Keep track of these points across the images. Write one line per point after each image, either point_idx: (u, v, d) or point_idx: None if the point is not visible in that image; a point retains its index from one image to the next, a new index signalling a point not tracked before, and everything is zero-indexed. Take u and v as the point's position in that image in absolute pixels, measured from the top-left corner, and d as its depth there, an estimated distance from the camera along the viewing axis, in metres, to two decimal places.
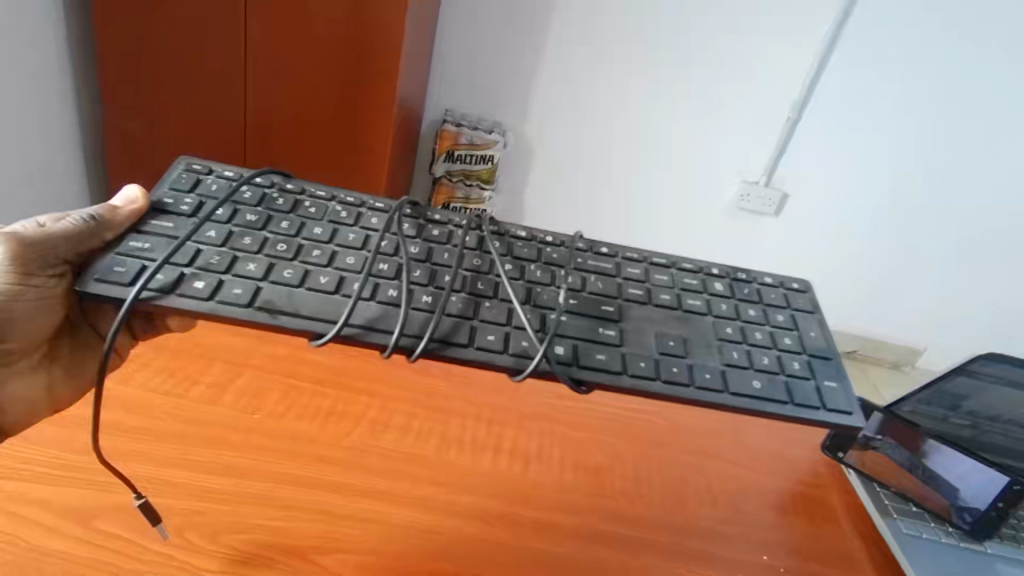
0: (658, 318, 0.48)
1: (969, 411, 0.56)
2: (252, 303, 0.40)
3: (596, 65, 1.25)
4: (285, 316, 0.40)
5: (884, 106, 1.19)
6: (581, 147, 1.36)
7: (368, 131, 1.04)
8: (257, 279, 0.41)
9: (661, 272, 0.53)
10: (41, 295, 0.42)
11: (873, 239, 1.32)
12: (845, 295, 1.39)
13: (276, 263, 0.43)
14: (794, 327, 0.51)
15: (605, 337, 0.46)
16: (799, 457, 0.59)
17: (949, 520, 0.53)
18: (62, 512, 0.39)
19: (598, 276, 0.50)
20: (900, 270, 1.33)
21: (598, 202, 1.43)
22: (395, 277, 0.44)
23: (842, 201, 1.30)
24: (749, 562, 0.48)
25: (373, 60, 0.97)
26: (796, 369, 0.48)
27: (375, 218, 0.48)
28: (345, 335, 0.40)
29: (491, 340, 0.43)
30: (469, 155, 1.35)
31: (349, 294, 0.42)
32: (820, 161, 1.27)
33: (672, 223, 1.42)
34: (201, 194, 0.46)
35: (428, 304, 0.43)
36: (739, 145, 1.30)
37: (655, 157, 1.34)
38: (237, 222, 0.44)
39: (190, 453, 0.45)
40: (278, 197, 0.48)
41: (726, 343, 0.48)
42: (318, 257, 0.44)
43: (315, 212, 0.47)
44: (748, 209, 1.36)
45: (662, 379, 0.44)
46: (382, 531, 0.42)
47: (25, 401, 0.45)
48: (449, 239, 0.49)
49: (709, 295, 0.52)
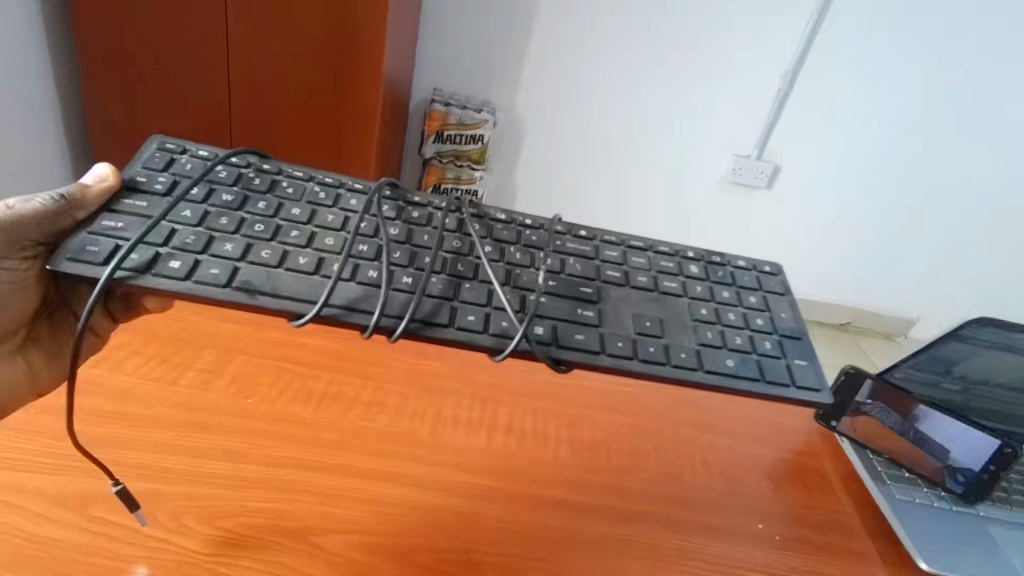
0: (635, 300, 0.48)
1: (962, 375, 0.55)
2: (229, 283, 0.40)
3: (590, 49, 1.28)
4: (264, 296, 0.40)
5: (874, 88, 1.28)
6: (574, 127, 1.39)
7: (359, 123, 1.04)
8: (234, 259, 0.41)
9: (639, 255, 0.52)
10: (16, 276, 0.42)
11: (853, 214, 1.44)
12: (824, 267, 1.52)
13: (253, 243, 0.42)
14: (765, 309, 0.51)
15: (585, 317, 0.45)
16: (794, 428, 0.59)
17: (941, 483, 0.54)
18: (57, 499, 0.39)
19: (576, 259, 0.50)
20: (873, 242, 1.48)
21: (594, 179, 1.45)
22: (375, 258, 0.44)
23: (826, 173, 1.39)
24: (746, 530, 0.48)
25: (358, 45, 0.96)
26: (767, 348, 0.48)
27: (353, 199, 0.48)
28: (328, 316, 0.40)
29: (471, 321, 0.43)
30: (459, 135, 1.35)
31: (329, 274, 0.42)
32: (807, 137, 1.35)
33: (666, 199, 1.47)
34: (177, 172, 0.45)
35: (408, 285, 0.43)
36: (732, 123, 1.35)
37: (648, 136, 1.38)
38: (213, 202, 0.44)
39: (185, 438, 0.44)
40: (257, 177, 0.47)
41: (701, 323, 0.48)
42: (296, 238, 0.43)
43: (292, 193, 0.47)
44: (742, 182, 1.42)
45: (640, 359, 0.44)
46: (381, 511, 0.43)
47: (7, 385, 0.45)
48: (428, 221, 0.49)
49: (684, 277, 0.52)
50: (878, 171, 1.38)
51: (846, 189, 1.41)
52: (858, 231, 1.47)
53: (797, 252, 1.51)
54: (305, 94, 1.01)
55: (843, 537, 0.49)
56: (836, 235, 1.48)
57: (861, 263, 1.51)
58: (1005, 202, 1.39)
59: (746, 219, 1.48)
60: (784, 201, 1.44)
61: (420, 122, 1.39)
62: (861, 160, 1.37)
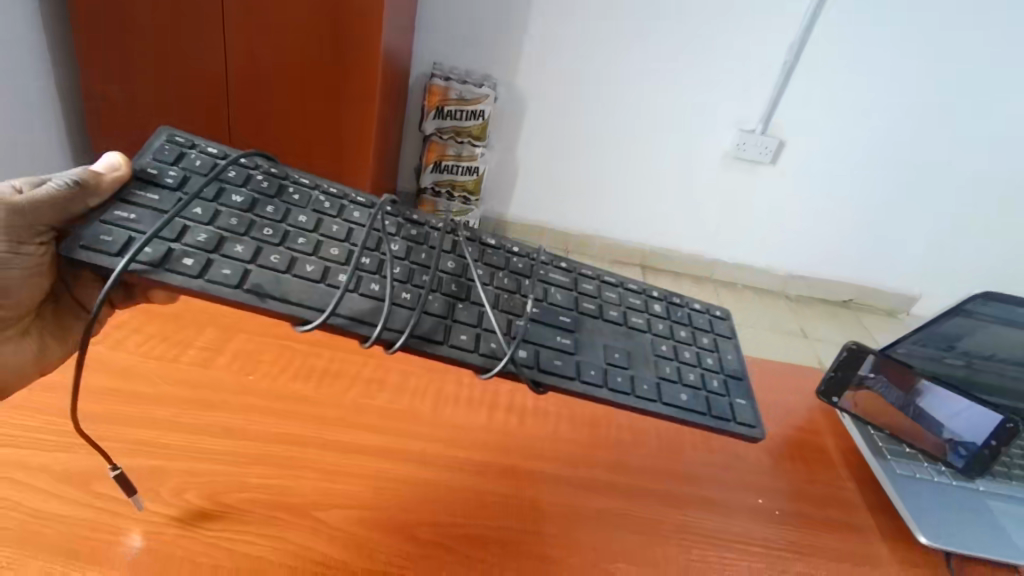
0: (607, 331, 0.48)
1: (964, 351, 0.55)
2: (241, 285, 0.38)
3: (587, 53, 1.54)
4: (275, 300, 0.39)
5: (849, 72, 1.55)
6: (579, 110, 1.63)
7: (363, 119, 1.36)
8: (246, 261, 0.39)
9: (611, 289, 0.53)
10: (31, 262, 0.41)
11: (827, 181, 1.73)
12: (799, 228, 1.83)
13: (262, 246, 0.40)
14: (715, 349, 0.52)
15: (559, 344, 0.46)
16: (794, 404, 0.60)
17: (943, 460, 0.54)
18: (62, 475, 0.39)
19: (558, 289, 0.50)
20: (826, 200, 1.76)
21: (597, 156, 1.71)
22: (377, 272, 0.43)
23: (817, 144, 1.67)
24: (745, 505, 0.48)
25: (360, 49, 1.27)
26: (714, 386, 0.49)
27: (356, 212, 0.47)
28: (336, 324, 0.39)
29: (463, 340, 0.43)
30: (459, 111, 1.56)
31: (336, 284, 0.41)
32: (807, 113, 1.62)
33: (644, 165, 1.72)
34: (190, 168, 0.42)
35: (407, 300, 0.43)
36: (733, 98, 1.60)
37: (644, 111, 1.63)
38: (224, 201, 0.42)
39: (187, 415, 0.44)
40: (267, 180, 0.45)
41: (661, 357, 0.48)
42: (303, 244, 0.42)
43: (298, 200, 0.45)
44: (746, 155, 1.68)
45: (607, 387, 0.44)
46: (383, 487, 0.43)
47: (16, 365, 0.45)
48: (426, 240, 0.48)
49: (649, 313, 0.52)
50: (872, 145, 1.66)
51: (835, 161, 1.70)
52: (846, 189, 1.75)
53: (792, 214, 1.80)
54: (298, 80, 1.32)
55: (844, 511, 0.50)
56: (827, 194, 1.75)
57: (826, 221, 1.81)
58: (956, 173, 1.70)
59: (749, 187, 1.75)
60: (786, 172, 1.72)
61: (420, 96, 1.63)
62: (841, 134, 1.65)
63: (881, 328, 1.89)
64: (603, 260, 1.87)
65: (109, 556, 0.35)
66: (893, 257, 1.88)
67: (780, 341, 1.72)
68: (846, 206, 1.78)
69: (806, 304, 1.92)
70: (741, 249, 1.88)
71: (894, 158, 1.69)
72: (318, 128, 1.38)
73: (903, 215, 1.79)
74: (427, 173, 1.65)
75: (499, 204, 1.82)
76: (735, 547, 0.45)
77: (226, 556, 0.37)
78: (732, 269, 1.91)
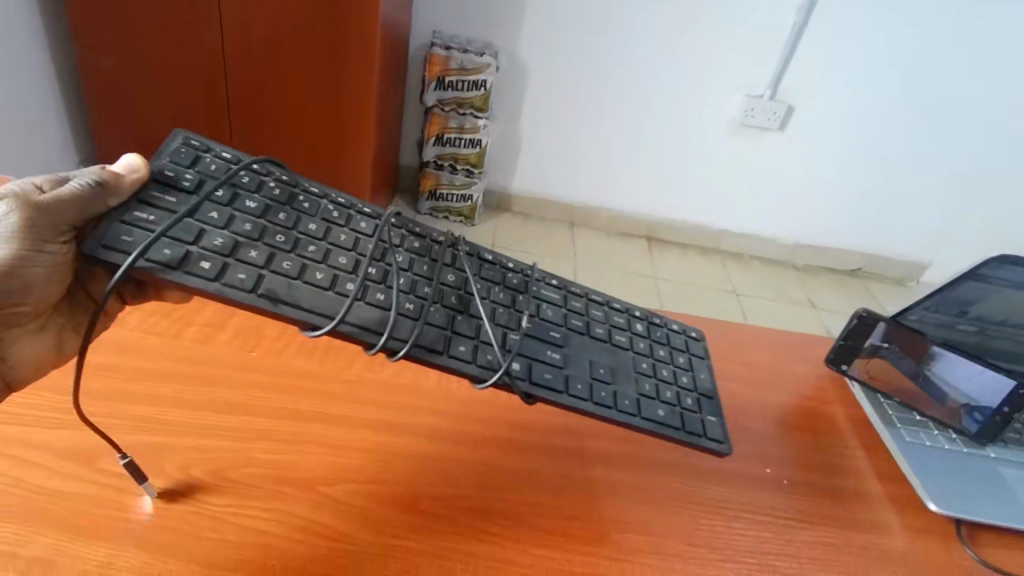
0: (593, 347, 0.46)
1: (977, 317, 0.53)
2: (256, 289, 0.35)
3: (590, 19, 1.51)
4: (287, 305, 0.35)
5: (857, 34, 1.52)
6: (582, 78, 1.60)
7: (361, 93, 1.34)
8: (260, 265, 0.36)
9: (597, 307, 0.50)
10: (54, 263, 0.35)
11: (834, 148, 1.70)
12: (807, 196, 1.80)
13: (275, 251, 0.37)
14: (689, 368, 0.50)
15: (550, 358, 0.43)
16: (802, 373, 0.59)
17: (955, 427, 0.53)
18: (67, 453, 0.39)
19: (549, 306, 0.47)
20: (833, 168, 1.74)
21: (601, 126, 1.68)
22: (382, 281, 0.40)
23: (824, 109, 1.64)
24: (752, 474, 0.48)
25: (358, 16, 1.24)
26: (689, 404, 0.47)
27: (362, 220, 0.43)
28: (343, 331, 0.36)
29: (461, 350, 0.40)
30: (460, 81, 1.54)
31: (345, 293, 0.38)
32: (815, 76, 1.58)
33: (649, 134, 1.69)
34: (206, 172, 0.38)
35: (411, 311, 0.40)
36: (740, 62, 1.57)
37: (652, 76, 1.59)
38: (239, 206, 0.38)
39: (190, 392, 0.44)
40: (281, 187, 0.41)
41: (642, 374, 0.46)
42: (313, 252, 0.39)
43: (310, 208, 0.41)
44: (754, 122, 1.66)
45: (593, 400, 0.42)
46: (386, 460, 0.43)
47: (33, 361, 0.38)
48: (424, 252, 0.45)
49: (627, 332, 0.50)
50: (879, 109, 1.63)
51: (844, 127, 1.67)
52: (855, 155, 1.72)
53: (799, 182, 1.77)
54: (294, 52, 1.30)
55: (852, 481, 0.49)
56: (835, 160, 1.73)
57: (834, 190, 1.78)
58: (962, 136, 1.67)
59: (756, 155, 1.72)
60: (794, 138, 1.69)
61: (420, 66, 1.60)
62: (849, 98, 1.62)
63: (888, 295, 1.88)
64: (607, 232, 1.86)
65: (117, 532, 0.35)
66: (904, 225, 1.85)
67: (786, 311, 1.72)
68: (854, 173, 1.75)
69: (813, 273, 1.90)
70: (749, 218, 1.85)
71: (904, 122, 1.65)
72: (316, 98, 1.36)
73: (911, 181, 1.76)
74: (429, 146, 1.64)
75: (503, 176, 1.79)
76: (742, 516, 0.45)
77: (231, 531, 0.37)
78: (738, 239, 1.89)
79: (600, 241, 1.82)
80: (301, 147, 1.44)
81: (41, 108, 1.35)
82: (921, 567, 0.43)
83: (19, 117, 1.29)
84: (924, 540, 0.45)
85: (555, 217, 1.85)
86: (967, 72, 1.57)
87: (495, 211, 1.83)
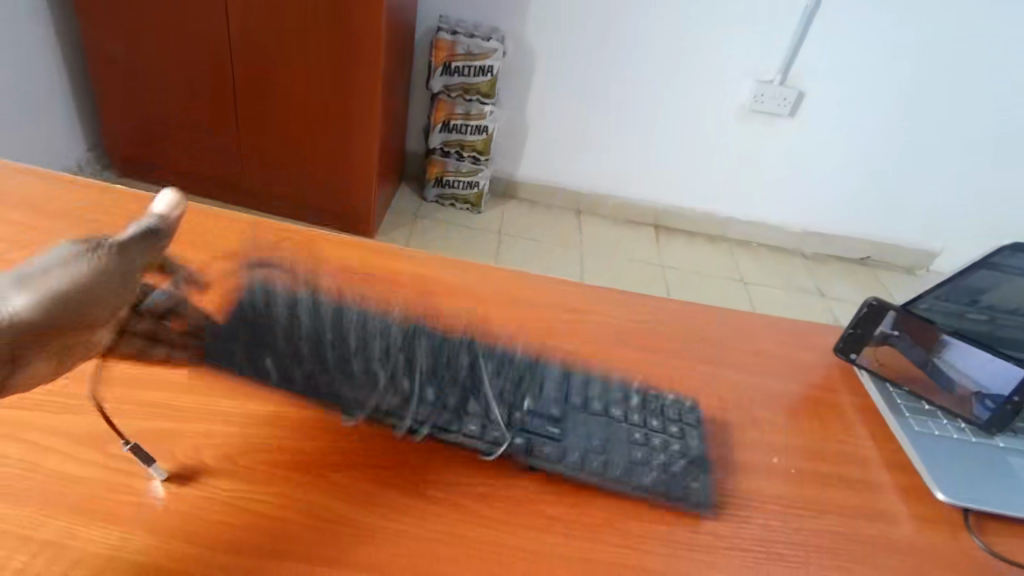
0: (595, 415, 0.47)
1: (988, 306, 0.53)
2: (65, 291, 0.28)
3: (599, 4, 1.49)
4: (42, 307, 0.27)
5: (871, 18, 1.49)
6: (590, 63, 1.59)
7: (367, 79, 1.33)
8: (311, 367, 0.45)
9: (609, 372, 0.51)
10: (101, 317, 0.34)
11: (844, 134, 1.68)
12: (815, 184, 1.78)
13: (319, 377, 0.44)
14: (700, 423, 0.49)
15: (545, 431, 0.45)
16: (812, 361, 0.59)
17: (963, 416, 0.53)
18: (78, 438, 0.39)
19: (557, 379, 0.49)
20: (843, 154, 1.72)
21: (608, 112, 1.67)
22: (403, 385, 0.45)
23: (834, 95, 1.62)
24: (759, 463, 0.48)
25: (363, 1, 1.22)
26: (690, 457, 0.46)
27: (396, 327, 0.48)
28: (370, 418, 0.44)
29: (468, 432, 0.44)
30: (466, 66, 1.53)
31: (372, 403, 0.44)
32: (826, 61, 1.56)
33: (657, 120, 1.68)
34: (276, 300, 0.48)
35: (425, 397, 0.44)
36: (751, 46, 1.54)
37: (661, 60, 1.57)
38: (299, 321, 0.46)
39: (200, 377, 0.44)
40: (331, 306, 0.48)
41: (644, 437, 0.46)
42: (350, 371, 0.45)
43: (354, 319, 0.48)
44: (763, 108, 1.64)
45: (587, 471, 0.43)
46: (394, 446, 0.43)
47: None
48: (447, 336, 0.50)
49: (638, 387, 0.51)
50: (891, 95, 1.61)
51: (855, 113, 1.65)
52: (865, 142, 1.70)
53: (808, 168, 1.75)
54: (301, 38, 1.29)
55: (859, 470, 0.49)
56: (845, 146, 1.71)
57: (844, 177, 1.77)
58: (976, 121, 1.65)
59: (765, 141, 1.70)
60: (803, 124, 1.67)
61: (427, 51, 1.59)
62: (860, 84, 1.60)
63: (896, 284, 1.87)
64: (613, 219, 1.85)
65: (129, 515, 0.36)
66: (914, 214, 1.84)
67: (793, 299, 1.71)
68: (864, 160, 1.73)
69: (821, 261, 1.89)
70: (757, 206, 1.84)
71: (916, 108, 1.63)
72: (322, 83, 1.35)
73: (923, 168, 1.74)
74: (435, 132, 1.63)
75: (510, 163, 1.79)
76: (748, 505, 0.45)
77: (241, 516, 0.37)
78: (746, 227, 1.88)
79: (607, 228, 1.81)
80: (306, 133, 1.43)
81: (47, 93, 1.35)
82: (927, 556, 0.43)
83: (27, 103, 1.29)
84: (931, 530, 0.45)
85: (562, 204, 1.84)
86: (982, 58, 1.55)
87: (502, 198, 1.83)
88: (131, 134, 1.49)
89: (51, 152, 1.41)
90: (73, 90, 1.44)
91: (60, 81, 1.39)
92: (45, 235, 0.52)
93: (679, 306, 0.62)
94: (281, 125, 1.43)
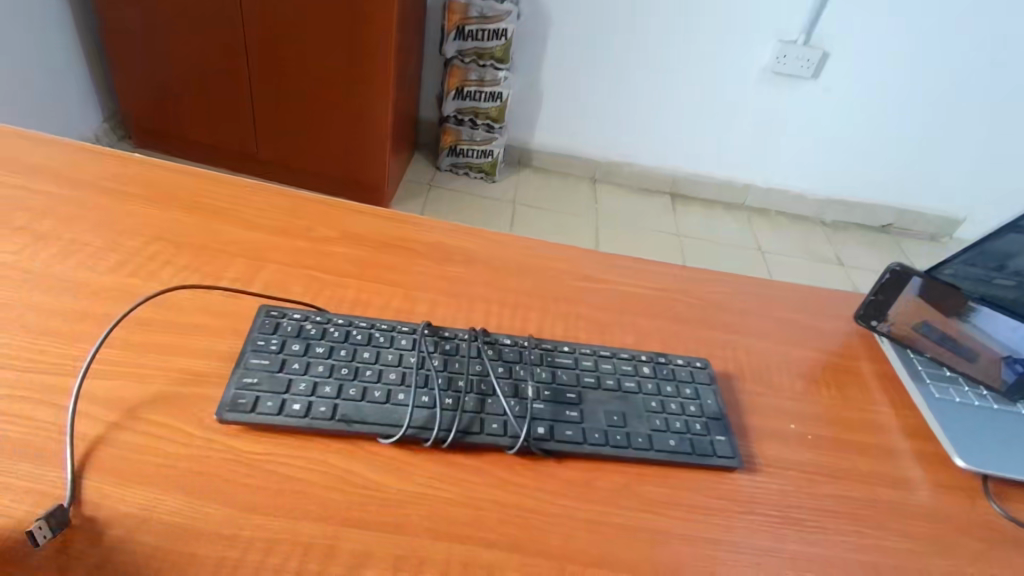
0: (614, 394, 0.47)
1: (1017, 271, 0.50)
2: None
3: None
4: None
5: None
6: (607, 25, 1.55)
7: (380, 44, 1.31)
8: (333, 397, 0.42)
9: (616, 351, 0.50)
10: None
11: (869, 97, 1.64)
12: (837, 149, 1.74)
13: (342, 383, 0.43)
14: (712, 382, 0.49)
15: (570, 417, 0.44)
16: (832, 329, 0.59)
17: (988, 384, 0.52)
18: (108, 403, 0.40)
19: (570, 365, 0.48)
20: (866, 118, 1.68)
21: (625, 77, 1.64)
22: (426, 384, 0.44)
23: (859, 56, 1.57)
24: (778, 429, 0.48)
25: None
26: (712, 414, 0.47)
27: (404, 336, 0.47)
28: (406, 436, 0.41)
29: (496, 425, 0.43)
30: (480, 31, 1.49)
31: (398, 402, 0.43)
32: (852, 20, 1.51)
33: (674, 85, 1.64)
34: (286, 333, 0.45)
35: (449, 403, 0.43)
36: (776, 4, 1.49)
37: (681, 21, 1.53)
38: (311, 353, 0.44)
39: (224, 344, 0.45)
40: (343, 317, 0.48)
41: (666, 413, 0.46)
42: (370, 375, 0.44)
43: (362, 337, 0.46)
44: (785, 70, 1.60)
45: (610, 444, 0.43)
46: None
47: None
48: (458, 333, 0.48)
49: (647, 356, 0.51)
50: (919, 56, 1.56)
51: (882, 75, 1.60)
52: (892, 105, 1.65)
53: (830, 134, 1.71)
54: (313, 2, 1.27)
55: (876, 437, 0.49)
56: (869, 110, 1.66)
57: (866, 142, 1.72)
58: (1009, 83, 1.60)
59: (787, 105, 1.66)
60: (828, 88, 1.63)
61: (440, 17, 1.56)
62: (888, 43, 1.54)
63: (918, 252, 1.84)
64: (630, 187, 1.84)
65: (160, 479, 0.37)
66: (938, 180, 1.79)
67: (812, 268, 1.69)
68: (888, 124, 1.69)
69: (841, 229, 1.86)
70: (778, 172, 1.80)
71: (945, 68, 1.58)
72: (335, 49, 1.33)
73: (950, 132, 1.69)
74: (449, 100, 1.61)
75: (524, 131, 1.76)
76: (765, 470, 0.45)
77: (268, 478, 0.38)
78: (764, 194, 1.84)
79: (621, 197, 1.79)
80: (320, 100, 1.42)
81: (62, 62, 1.35)
82: (946, 522, 0.44)
83: (41, 72, 1.29)
84: (947, 495, 0.45)
85: (578, 172, 1.82)
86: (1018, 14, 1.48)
87: (516, 167, 1.81)
88: (147, 105, 1.50)
89: (68, 123, 1.41)
90: (88, 58, 1.44)
91: (74, 51, 1.39)
92: (67, 205, 0.52)
93: (698, 274, 0.62)
94: (295, 94, 1.42)
